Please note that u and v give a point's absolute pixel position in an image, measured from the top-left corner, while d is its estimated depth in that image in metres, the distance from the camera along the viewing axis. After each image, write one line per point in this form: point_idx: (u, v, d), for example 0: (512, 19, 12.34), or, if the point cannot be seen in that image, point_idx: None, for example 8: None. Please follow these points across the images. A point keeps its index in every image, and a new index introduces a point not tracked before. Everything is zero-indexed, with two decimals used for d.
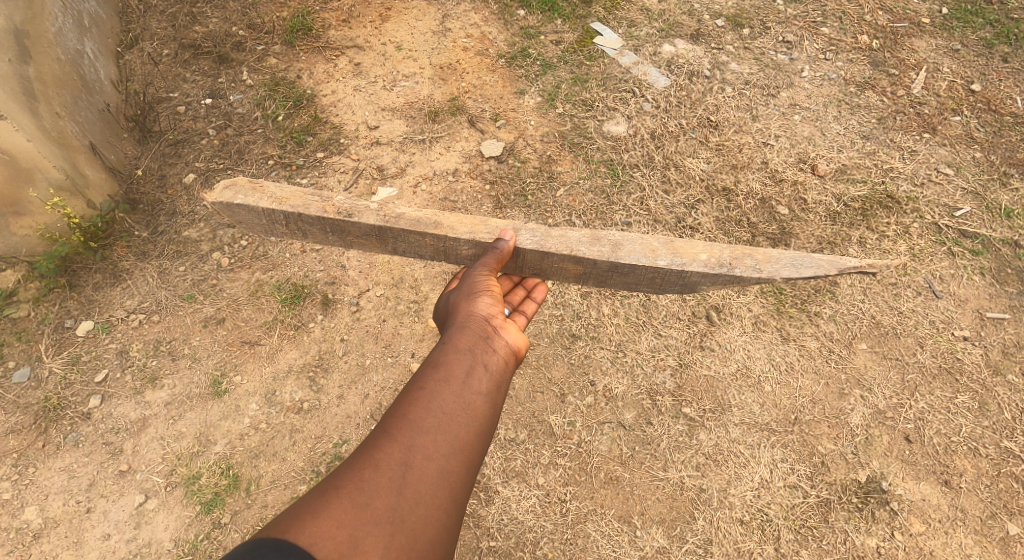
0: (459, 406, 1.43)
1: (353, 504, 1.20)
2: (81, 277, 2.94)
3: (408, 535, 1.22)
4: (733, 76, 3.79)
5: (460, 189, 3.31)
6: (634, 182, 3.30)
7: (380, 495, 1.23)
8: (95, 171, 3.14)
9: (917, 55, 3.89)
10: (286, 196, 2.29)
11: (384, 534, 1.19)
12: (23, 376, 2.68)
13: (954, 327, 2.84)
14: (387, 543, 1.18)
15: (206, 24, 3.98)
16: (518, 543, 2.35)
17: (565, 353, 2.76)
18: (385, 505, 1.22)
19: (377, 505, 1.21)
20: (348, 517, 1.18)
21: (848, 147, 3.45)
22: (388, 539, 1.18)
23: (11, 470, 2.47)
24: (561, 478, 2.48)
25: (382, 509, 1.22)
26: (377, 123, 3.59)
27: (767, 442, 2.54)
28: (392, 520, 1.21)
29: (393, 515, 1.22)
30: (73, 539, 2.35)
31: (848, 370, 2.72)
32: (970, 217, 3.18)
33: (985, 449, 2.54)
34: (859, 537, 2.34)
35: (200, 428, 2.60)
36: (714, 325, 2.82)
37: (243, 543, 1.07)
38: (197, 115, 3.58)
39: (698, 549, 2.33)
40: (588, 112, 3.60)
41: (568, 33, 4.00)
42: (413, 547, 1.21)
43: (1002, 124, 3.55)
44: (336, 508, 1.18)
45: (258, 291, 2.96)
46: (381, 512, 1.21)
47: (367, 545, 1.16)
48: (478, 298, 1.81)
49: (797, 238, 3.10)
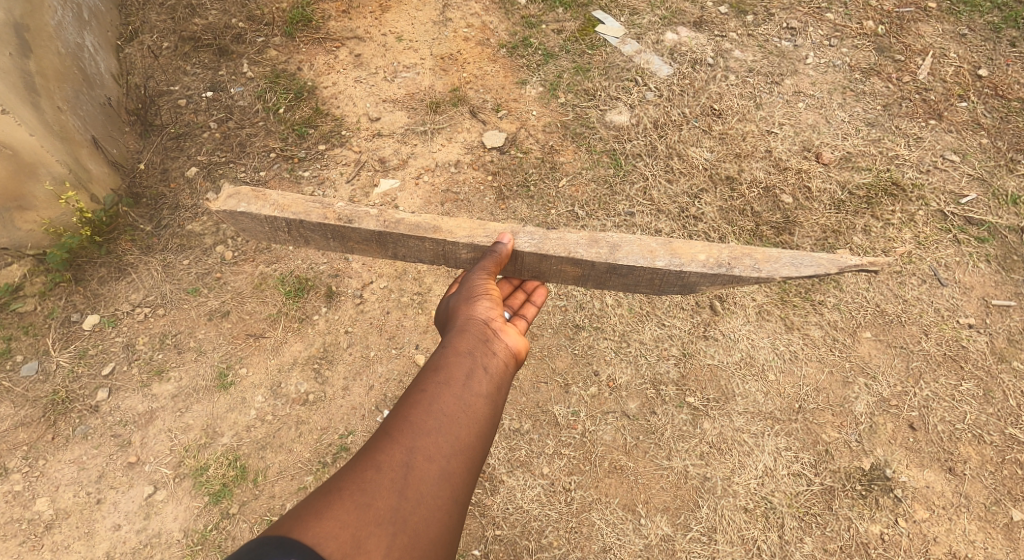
0: (459, 407, 1.44)
1: (356, 504, 1.21)
2: (86, 272, 2.95)
3: (410, 535, 1.22)
4: (737, 63, 3.76)
5: (462, 180, 3.30)
6: (637, 171, 3.29)
7: (382, 496, 1.24)
8: (97, 166, 3.16)
9: (922, 41, 3.85)
10: (288, 203, 2.29)
11: (387, 534, 1.19)
12: (31, 370, 2.71)
13: (959, 315, 2.84)
14: (389, 543, 1.18)
15: (206, 16, 3.97)
16: (524, 532, 2.37)
17: (568, 344, 2.76)
18: (388, 505, 1.23)
19: (380, 506, 1.22)
20: (352, 517, 1.18)
21: (852, 135, 3.43)
22: (390, 539, 1.19)
23: (22, 462, 2.50)
24: (566, 467, 2.49)
25: (384, 509, 1.22)
26: (379, 114, 3.58)
27: (771, 430, 2.55)
28: (394, 520, 1.22)
29: (395, 515, 1.22)
30: (84, 530, 2.38)
31: (853, 358, 2.72)
32: (976, 204, 3.15)
33: (990, 436, 2.54)
34: (863, 524, 2.35)
35: (207, 420, 2.62)
36: (718, 315, 2.82)
37: (249, 542, 1.08)
38: (199, 108, 3.57)
39: (702, 537, 2.34)
40: (590, 102, 3.58)
41: (570, 22, 3.97)
42: (415, 546, 1.22)
43: (1010, 109, 3.51)
44: (339, 508, 1.19)
45: (262, 284, 2.97)
46: (383, 512, 1.22)
47: (369, 544, 1.16)
48: (477, 301, 1.81)
49: (801, 226, 3.09)
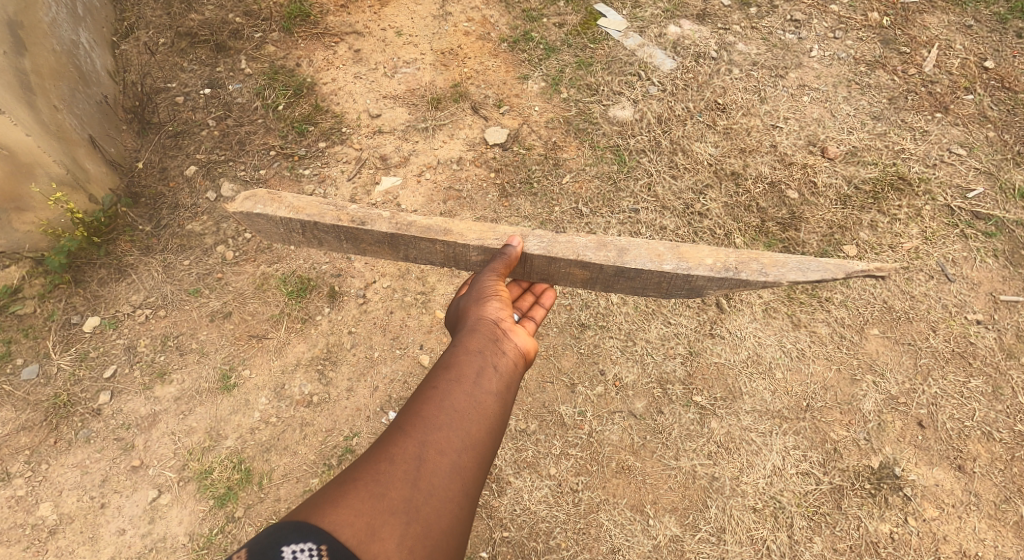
0: (470, 404, 1.42)
1: (370, 494, 1.19)
2: (85, 273, 2.92)
3: (423, 525, 1.20)
4: (741, 56, 3.72)
5: (465, 177, 3.27)
6: (641, 167, 3.26)
7: (395, 486, 1.22)
8: (95, 165, 3.11)
9: (928, 32, 3.80)
10: (302, 205, 2.26)
11: (400, 523, 1.17)
12: (32, 373, 2.68)
13: (967, 311, 2.82)
14: (403, 533, 1.17)
15: (202, 12, 3.91)
16: (532, 534, 2.36)
17: (574, 343, 2.74)
18: (400, 496, 1.21)
19: (393, 496, 1.20)
20: (366, 506, 1.17)
21: (858, 129, 3.40)
22: (403, 529, 1.17)
23: (24, 466, 2.48)
24: (573, 468, 2.48)
25: (398, 499, 1.20)
26: (379, 111, 3.54)
27: (779, 429, 2.54)
28: (407, 510, 1.20)
29: (408, 505, 1.20)
30: (88, 534, 2.36)
31: (860, 355, 2.71)
32: (983, 198, 3.13)
33: (999, 433, 2.53)
34: (872, 523, 2.34)
35: (210, 422, 2.59)
36: (724, 312, 2.80)
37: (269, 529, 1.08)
38: (197, 106, 3.52)
39: (710, 538, 2.33)
40: (593, 96, 3.54)
41: (571, 15, 3.93)
42: (427, 538, 1.20)
43: (1016, 102, 3.48)
44: (353, 497, 1.17)
45: (264, 284, 2.94)
46: (396, 502, 1.20)
47: (383, 533, 1.15)
48: (486, 302, 1.79)
49: (807, 222, 3.06)
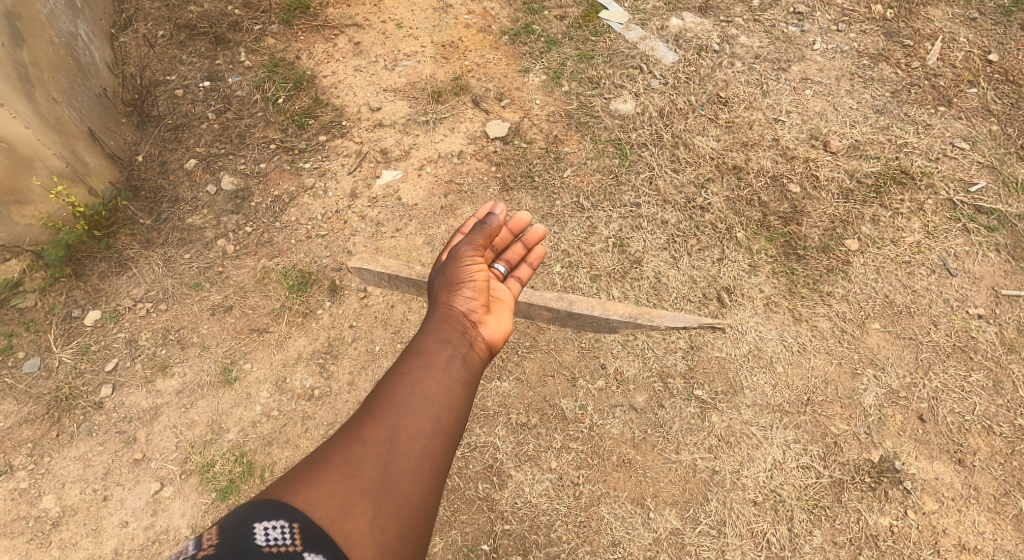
0: (441, 389, 1.42)
1: (341, 477, 1.19)
2: (86, 266, 2.91)
3: (394, 506, 1.20)
4: (743, 49, 3.70)
5: (466, 171, 3.26)
6: (643, 161, 3.25)
7: (367, 469, 1.22)
8: (95, 158, 3.10)
9: (932, 25, 3.78)
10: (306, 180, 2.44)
11: (371, 504, 1.18)
12: (34, 366, 2.68)
13: (969, 305, 2.82)
14: (374, 514, 1.17)
15: (202, 4, 3.89)
16: (533, 526, 2.37)
17: (575, 337, 2.75)
18: (371, 479, 1.21)
19: (363, 478, 1.21)
20: (338, 487, 1.17)
21: (860, 122, 3.38)
22: (375, 510, 1.18)
23: (26, 459, 2.48)
24: (573, 461, 2.48)
25: (368, 483, 1.21)
26: (380, 104, 3.52)
27: (780, 423, 2.54)
28: (378, 492, 1.20)
29: (379, 488, 1.21)
30: (92, 526, 2.37)
31: (861, 350, 2.71)
32: (986, 192, 3.12)
33: (999, 427, 2.54)
34: (872, 516, 2.35)
35: (212, 416, 2.60)
36: (725, 307, 2.80)
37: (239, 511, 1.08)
38: (196, 98, 3.51)
39: (711, 531, 2.34)
40: (595, 90, 3.53)
41: (573, 8, 3.91)
42: (399, 518, 1.20)
43: (1020, 95, 3.46)
44: (325, 479, 1.18)
45: (265, 278, 2.94)
46: (368, 484, 1.20)
47: (354, 513, 1.15)
48: (460, 284, 1.78)
49: (809, 216, 3.05)
